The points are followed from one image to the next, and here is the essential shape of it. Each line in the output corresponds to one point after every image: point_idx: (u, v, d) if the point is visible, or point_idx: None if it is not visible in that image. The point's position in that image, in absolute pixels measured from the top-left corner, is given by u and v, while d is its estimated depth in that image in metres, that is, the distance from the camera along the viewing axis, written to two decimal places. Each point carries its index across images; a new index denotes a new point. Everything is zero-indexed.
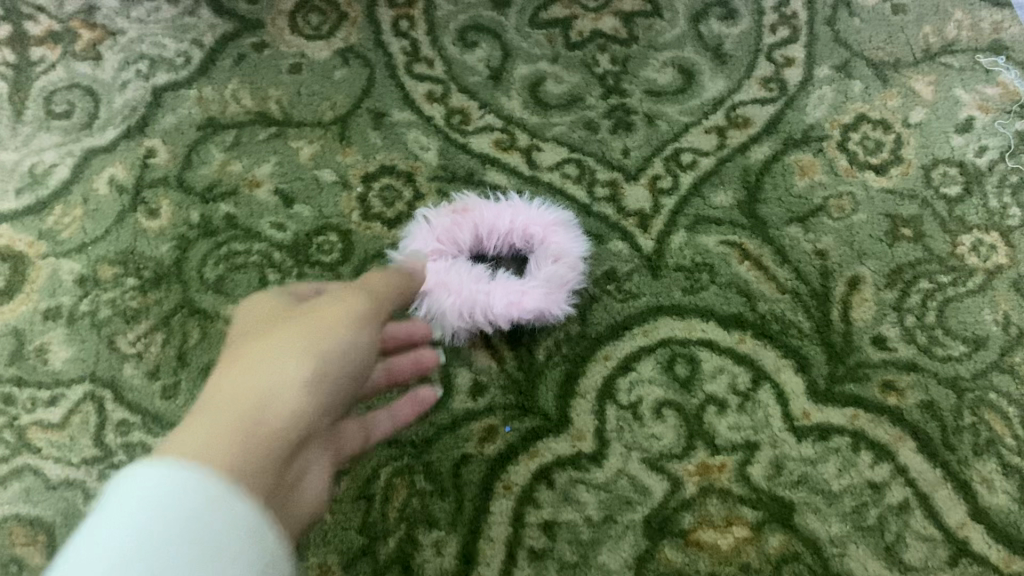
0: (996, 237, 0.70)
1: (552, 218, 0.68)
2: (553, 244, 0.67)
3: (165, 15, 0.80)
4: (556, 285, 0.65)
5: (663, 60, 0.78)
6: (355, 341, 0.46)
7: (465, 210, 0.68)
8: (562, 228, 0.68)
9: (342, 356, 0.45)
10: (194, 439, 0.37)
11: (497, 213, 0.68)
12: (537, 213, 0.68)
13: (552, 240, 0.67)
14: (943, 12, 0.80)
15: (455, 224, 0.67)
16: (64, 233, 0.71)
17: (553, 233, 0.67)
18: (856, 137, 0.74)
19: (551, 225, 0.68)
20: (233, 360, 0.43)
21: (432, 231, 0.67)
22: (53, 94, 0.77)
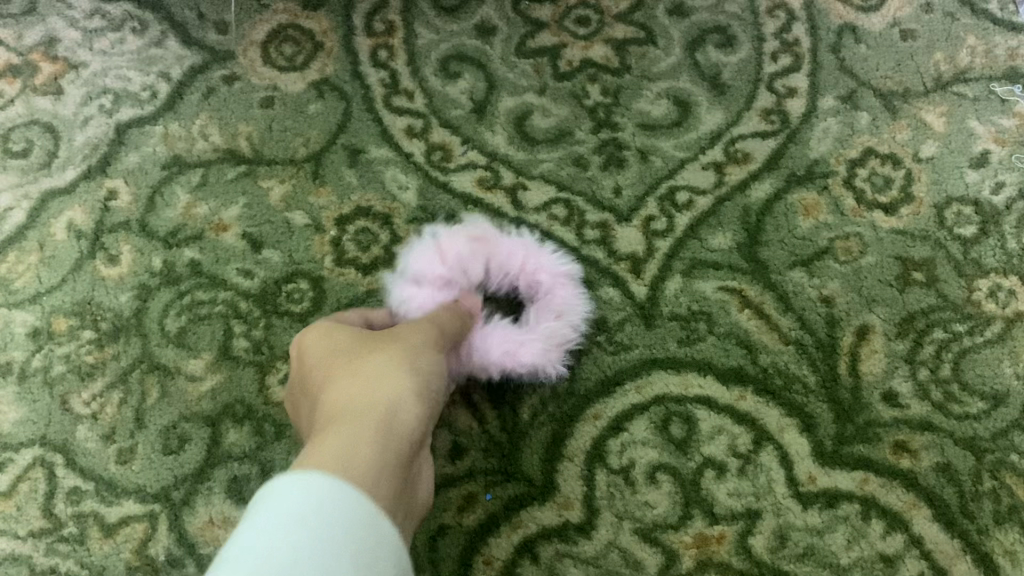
0: (1015, 282, 0.65)
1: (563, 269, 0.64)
2: (560, 299, 0.62)
3: (130, 46, 0.75)
4: (556, 343, 0.61)
5: (657, 91, 0.73)
6: (436, 371, 0.49)
7: (479, 238, 0.63)
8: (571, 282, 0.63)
9: (430, 383, 0.48)
10: (332, 446, 0.39)
11: (510, 251, 0.64)
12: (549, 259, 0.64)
13: (559, 294, 0.62)
14: (955, 37, 0.75)
15: (467, 251, 0.62)
16: (19, 282, 0.67)
17: (562, 286, 0.63)
18: (863, 173, 0.70)
19: (561, 277, 0.63)
20: (333, 389, 0.45)
21: (440, 254, 0.62)
22: (10, 132, 0.72)
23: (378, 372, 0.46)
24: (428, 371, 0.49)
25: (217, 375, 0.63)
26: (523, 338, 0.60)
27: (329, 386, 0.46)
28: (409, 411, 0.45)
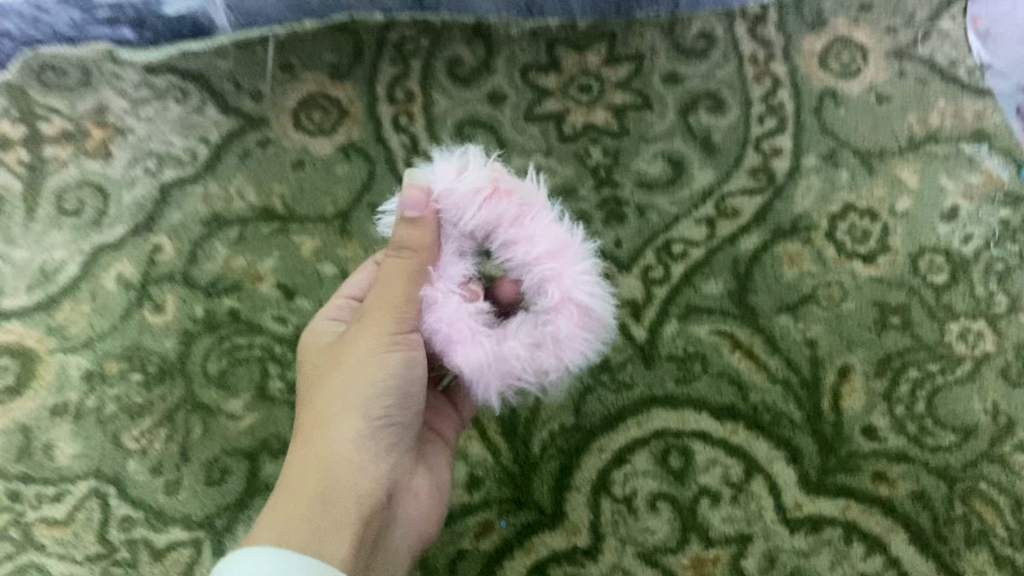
0: (983, 324, 0.71)
1: (581, 296, 0.45)
2: (551, 327, 0.45)
3: (172, 113, 0.82)
4: (504, 378, 0.45)
5: (653, 152, 0.80)
6: (416, 369, 0.47)
7: (507, 196, 0.46)
8: (580, 322, 0.45)
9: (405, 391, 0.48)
10: (281, 517, 0.44)
11: (531, 232, 0.46)
12: (574, 279, 0.45)
13: (556, 324, 0.45)
14: (926, 101, 0.82)
15: (478, 194, 0.46)
16: (73, 329, 0.73)
17: (566, 320, 0.45)
18: (843, 226, 0.76)
19: (579, 306, 0.45)
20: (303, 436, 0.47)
21: (452, 178, 0.46)
22: (64, 193, 0.79)
23: (344, 400, 0.47)
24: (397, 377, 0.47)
25: (255, 414, 0.69)
26: (469, 346, 0.44)
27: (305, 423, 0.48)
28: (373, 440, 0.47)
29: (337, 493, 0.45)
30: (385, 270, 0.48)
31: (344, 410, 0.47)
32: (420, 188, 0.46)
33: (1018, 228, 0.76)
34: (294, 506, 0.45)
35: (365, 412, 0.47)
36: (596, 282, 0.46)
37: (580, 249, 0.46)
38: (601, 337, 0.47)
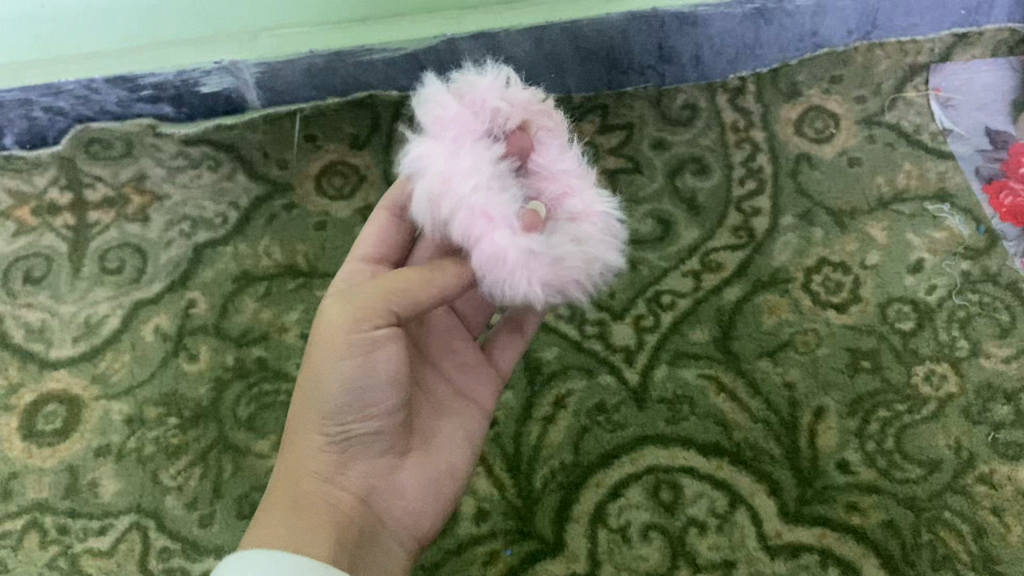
0: (946, 367, 0.78)
1: (602, 211, 0.56)
2: (579, 229, 0.54)
3: (206, 181, 0.90)
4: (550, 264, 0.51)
5: (643, 213, 0.87)
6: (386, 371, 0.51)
7: (546, 122, 0.58)
8: (603, 230, 0.56)
9: (363, 393, 0.51)
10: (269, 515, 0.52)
11: (562, 157, 0.57)
12: (598, 195, 0.57)
13: (586, 225, 0.55)
14: (893, 163, 0.89)
15: (524, 114, 0.57)
16: (115, 377, 0.80)
17: (596, 224, 0.55)
18: (818, 278, 0.83)
19: (603, 217, 0.56)
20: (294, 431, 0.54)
21: (507, 92, 0.56)
22: (106, 253, 0.87)
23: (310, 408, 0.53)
24: (356, 380, 0.51)
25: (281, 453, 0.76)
26: (520, 229, 0.50)
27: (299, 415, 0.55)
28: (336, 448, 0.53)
29: (310, 503, 0.52)
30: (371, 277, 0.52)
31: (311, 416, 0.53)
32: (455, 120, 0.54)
33: (978, 279, 0.82)
34: (281, 508, 0.52)
35: (327, 423, 0.52)
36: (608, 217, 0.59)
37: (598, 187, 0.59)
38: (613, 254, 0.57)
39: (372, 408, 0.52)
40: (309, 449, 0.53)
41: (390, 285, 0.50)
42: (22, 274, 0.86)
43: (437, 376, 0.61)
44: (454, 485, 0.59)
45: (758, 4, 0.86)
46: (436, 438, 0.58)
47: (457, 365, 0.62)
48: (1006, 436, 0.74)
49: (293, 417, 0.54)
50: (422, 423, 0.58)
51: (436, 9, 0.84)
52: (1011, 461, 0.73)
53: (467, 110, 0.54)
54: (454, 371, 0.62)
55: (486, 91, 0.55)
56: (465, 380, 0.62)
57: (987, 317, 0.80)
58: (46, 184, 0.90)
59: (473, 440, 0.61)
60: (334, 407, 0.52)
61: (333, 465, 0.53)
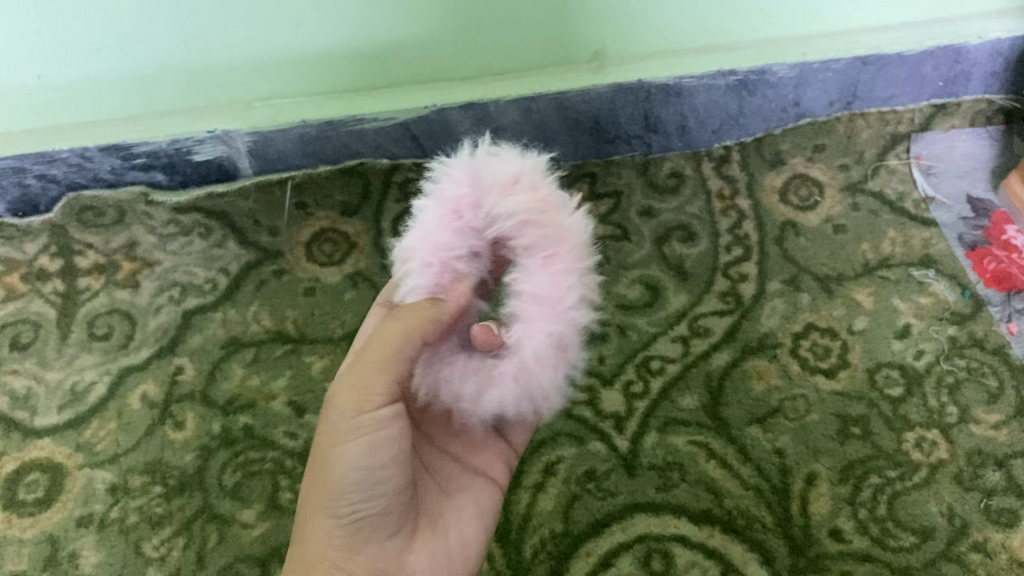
0: (936, 433, 0.77)
1: (529, 352, 0.52)
2: (497, 363, 0.53)
3: (196, 248, 0.91)
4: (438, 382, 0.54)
5: (631, 278, 0.88)
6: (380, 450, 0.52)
7: (538, 236, 0.53)
8: (515, 378, 0.52)
9: (365, 478, 0.52)
10: None
11: (538, 276, 0.53)
12: (535, 335, 0.52)
13: (498, 364, 0.53)
14: (878, 230, 0.90)
15: (513, 219, 0.53)
16: (99, 445, 0.79)
17: (502, 371, 0.52)
18: (806, 344, 0.83)
19: (523, 365, 0.52)
20: (300, 527, 0.55)
21: (509, 187, 0.54)
22: (95, 319, 0.87)
23: (313, 497, 0.53)
24: (356, 463, 0.52)
25: (267, 522, 0.75)
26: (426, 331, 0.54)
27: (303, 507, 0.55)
28: (340, 536, 0.53)
29: None
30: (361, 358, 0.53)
31: (315, 507, 0.53)
32: (456, 192, 0.54)
33: (965, 344, 0.82)
34: None
35: (330, 512, 0.53)
36: (556, 364, 0.53)
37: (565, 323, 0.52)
38: (531, 402, 0.53)
39: (378, 493, 0.52)
40: (316, 536, 0.53)
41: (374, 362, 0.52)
42: (10, 342, 0.86)
43: (450, 455, 0.61)
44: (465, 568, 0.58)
45: (741, 76, 0.88)
46: (446, 520, 0.58)
47: (464, 444, 0.62)
48: (998, 503, 0.74)
49: (301, 509, 0.55)
50: (432, 505, 0.58)
51: (427, 81, 0.86)
52: (1005, 528, 0.72)
53: (452, 190, 0.55)
54: (468, 448, 0.62)
55: (489, 183, 0.54)
56: (479, 458, 0.62)
57: (975, 382, 0.80)
58: (36, 252, 0.90)
59: (483, 519, 0.61)
60: (338, 497, 0.52)
61: (344, 550, 0.53)
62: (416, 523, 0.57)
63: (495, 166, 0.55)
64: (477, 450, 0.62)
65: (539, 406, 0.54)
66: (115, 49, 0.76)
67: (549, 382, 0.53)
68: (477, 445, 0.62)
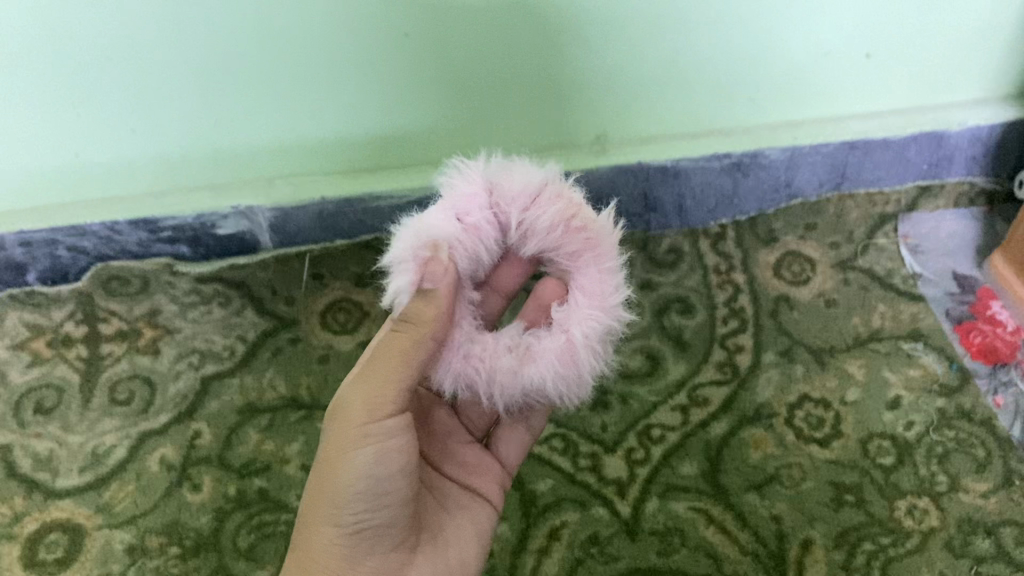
0: (927, 501, 0.80)
1: (575, 335, 0.62)
2: (539, 347, 0.62)
3: (216, 316, 0.95)
4: (476, 366, 0.61)
5: (632, 348, 0.92)
6: (386, 459, 0.56)
7: (583, 235, 0.63)
8: (559, 358, 0.61)
9: (372, 487, 0.56)
10: None
11: (588, 273, 0.63)
12: (585, 322, 0.62)
13: (542, 345, 0.62)
14: (868, 304, 0.94)
15: (549, 223, 0.62)
16: (118, 506, 0.82)
17: (549, 350, 0.62)
18: (801, 413, 0.86)
19: (572, 344, 0.62)
20: (302, 529, 0.59)
21: (539, 194, 0.62)
22: (117, 384, 0.90)
23: (317, 503, 0.57)
24: (362, 472, 0.56)
25: None
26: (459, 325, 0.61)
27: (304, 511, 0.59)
28: (345, 542, 0.57)
29: None
30: (368, 363, 0.57)
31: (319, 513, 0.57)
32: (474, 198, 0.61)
33: (954, 415, 0.86)
34: None
35: (335, 518, 0.57)
36: (598, 350, 0.63)
37: (612, 316, 0.63)
38: (565, 384, 0.62)
39: (385, 501, 0.57)
40: (321, 540, 0.57)
41: (381, 374, 0.56)
42: (34, 406, 0.89)
43: (446, 473, 0.66)
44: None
45: (735, 158, 0.94)
46: (448, 534, 0.63)
47: (456, 462, 0.67)
48: (988, 569, 0.76)
49: (304, 511, 0.59)
50: (433, 516, 0.63)
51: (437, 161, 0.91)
52: None
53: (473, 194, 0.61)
54: (462, 465, 0.67)
55: (514, 191, 0.61)
56: (474, 476, 0.67)
57: (964, 452, 0.83)
58: (63, 318, 0.94)
59: (481, 532, 0.65)
60: (345, 505, 0.56)
61: (347, 560, 0.58)
62: (419, 538, 0.61)
63: (518, 174, 0.62)
64: (471, 468, 0.67)
65: (577, 387, 0.63)
66: (145, 128, 0.82)
67: (588, 365, 0.62)
68: (470, 466, 0.67)
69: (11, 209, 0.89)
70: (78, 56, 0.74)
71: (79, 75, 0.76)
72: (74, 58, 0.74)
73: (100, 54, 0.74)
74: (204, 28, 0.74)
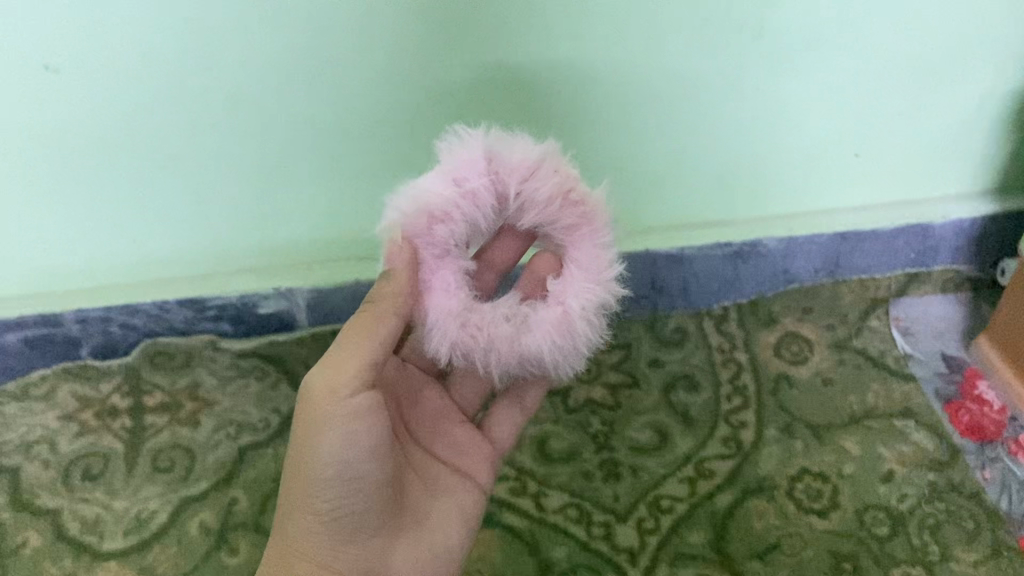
0: (921, 569, 0.85)
1: (571, 306, 0.70)
2: (538, 318, 0.70)
3: (253, 389, 1.02)
4: (475, 335, 0.68)
5: (642, 423, 0.98)
6: (351, 440, 0.63)
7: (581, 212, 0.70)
8: (555, 327, 0.69)
9: (343, 469, 0.63)
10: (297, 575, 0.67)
11: (586, 248, 0.71)
12: (581, 296, 0.70)
13: (539, 317, 0.70)
14: (863, 383, 1.01)
15: (547, 196, 0.68)
16: (160, 568, 0.87)
17: (544, 323, 0.69)
18: (801, 485, 0.92)
19: (568, 317, 0.70)
20: (290, 510, 0.67)
21: (538, 167, 0.68)
22: (159, 453, 0.97)
23: (298, 486, 0.66)
24: (333, 454, 0.63)
25: None
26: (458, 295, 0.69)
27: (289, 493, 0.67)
28: (330, 518, 0.66)
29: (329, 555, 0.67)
30: (331, 356, 0.64)
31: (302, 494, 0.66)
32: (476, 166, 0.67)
33: (944, 489, 0.91)
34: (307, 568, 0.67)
35: (317, 499, 0.65)
36: (593, 321, 0.71)
37: (606, 288, 0.71)
38: (560, 354, 0.70)
39: (355, 479, 0.64)
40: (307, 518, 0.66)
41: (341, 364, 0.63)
42: (81, 472, 0.95)
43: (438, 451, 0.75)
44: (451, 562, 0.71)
45: (735, 247, 1.02)
46: (433, 517, 0.71)
47: (445, 441, 0.75)
48: None
49: (289, 494, 0.67)
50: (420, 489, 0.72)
51: None
52: None
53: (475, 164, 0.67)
54: (452, 444, 0.76)
55: (513, 164, 0.67)
56: (463, 454, 0.76)
57: (954, 524, 0.88)
58: (110, 391, 1.01)
59: (467, 500, 0.74)
60: (322, 487, 0.64)
61: (336, 531, 0.67)
62: (404, 512, 0.70)
63: (517, 148, 0.68)
64: (462, 445, 0.76)
65: (569, 357, 0.71)
66: (198, 217, 0.91)
67: (581, 334, 0.70)
68: (460, 444, 0.76)
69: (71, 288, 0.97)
70: (153, 154, 0.85)
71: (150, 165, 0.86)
72: (152, 158, 0.85)
73: (176, 150, 0.85)
74: (259, 124, 0.83)
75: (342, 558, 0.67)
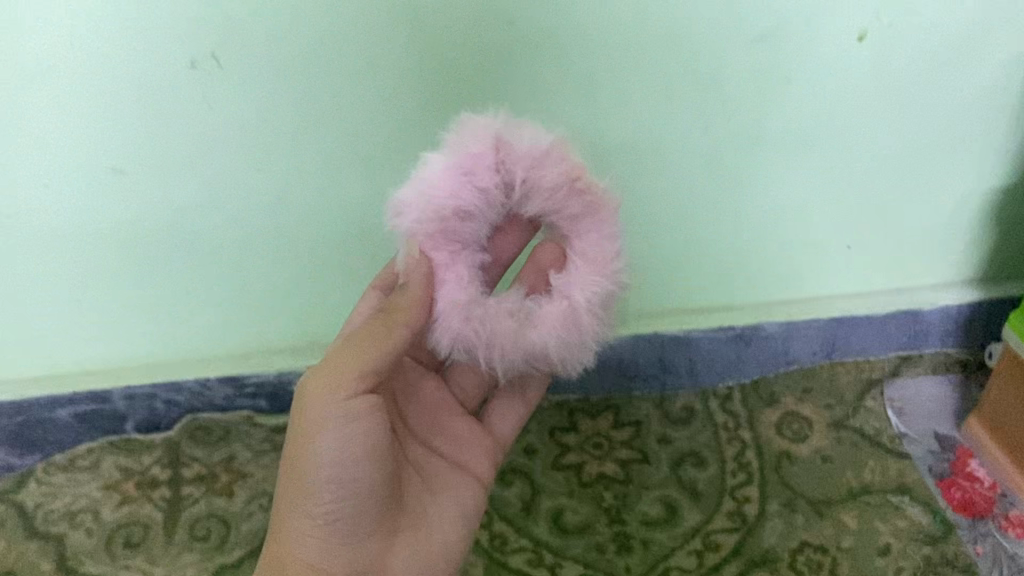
0: None
1: (576, 300, 0.70)
2: (541, 313, 0.70)
3: None
4: (477, 326, 0.69)
5: (652, 497, 1.04)
6: (348, 441, 0.67)
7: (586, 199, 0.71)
8: (560, 321, 0.69)
9: (339, 468, 0.67)
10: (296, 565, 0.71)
11: (592, 241, 0.72)
12: (587, 288, 0.70)
13: (544, 311, 0.70)
14: (861, 460, 1.07)
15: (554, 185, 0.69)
16: None
17: (549, 317, 0.69)
18: (802, 558, 0.97)
19: (574, 309, 0.70)
20: (288, 502, 0.70)
21: (547, 155, 0.69)
22: (196, 522, 1.02)
23: (297, 481, 0.69)
24: (330, 454, 0.67)
25: None
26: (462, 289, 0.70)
27: (287, 485, 0.70)
28: (328, 515, 0.69)
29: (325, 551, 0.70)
30: (334, 355, 0.67)
31: (301, 492, 0.69)
32: (482, 155, 0.68)
33: (937, 562, 0.96)
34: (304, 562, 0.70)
35: (315, 496, 0.68)
36: (598, 315, 0.71)
37: (610, 280, 0.71)
38: (565, 349, 0.70)
39: (351, 481, 0.68)
40: (305, 513, 0.69)
41: (341, 366, 0.66)
42: (122, 540, 1.01)
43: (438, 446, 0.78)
44: (445, 560, 0.74)
45: (739, 330, 1.09)
46: (429, 514, 0.75)
47: (445, 437, 0.78)
48: None
49: (287, 487, 0.70)
50: (418, 486, 0.75)
51: None
52: None
53: (482, 151, 0.68)
54: (452, 438, 0.79)
55: (521, 154, 0.68)
56: (463, 448, 0.79)
57: None
58: (150, 463, 1.08)
59: (467, 494, 0.77)
60: (320, 486, 0.67)
61: (331, 533, 0.70)
62: (403, 513, 0.73)
63: (525, 137, 0.69)
64: (462, 440, 0.79)
65: (574, 351, 0.70)
66: (243, 299, 1.00)
67: (587, 328, 0.70)
68: (461, 439, 0.79)
69: (127, 365, 1.06)
70: (211, 247, 0.95)
71: (208, 258, 0.96)
72: (209, 247, 0.95)
73: (230, 241, 0.94)
74: (307, 214, 0.93)
75: (335, 561, 0.70)
